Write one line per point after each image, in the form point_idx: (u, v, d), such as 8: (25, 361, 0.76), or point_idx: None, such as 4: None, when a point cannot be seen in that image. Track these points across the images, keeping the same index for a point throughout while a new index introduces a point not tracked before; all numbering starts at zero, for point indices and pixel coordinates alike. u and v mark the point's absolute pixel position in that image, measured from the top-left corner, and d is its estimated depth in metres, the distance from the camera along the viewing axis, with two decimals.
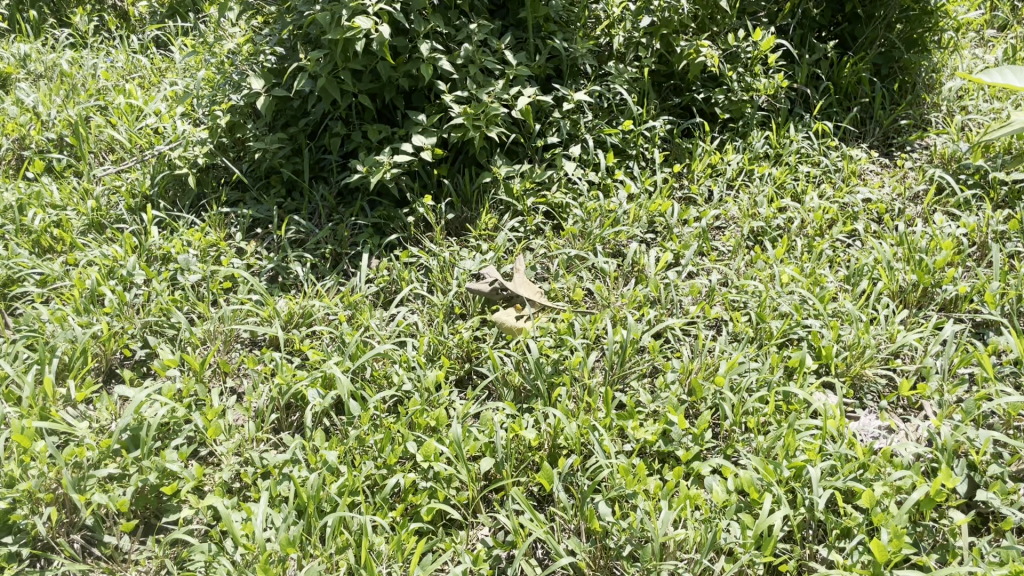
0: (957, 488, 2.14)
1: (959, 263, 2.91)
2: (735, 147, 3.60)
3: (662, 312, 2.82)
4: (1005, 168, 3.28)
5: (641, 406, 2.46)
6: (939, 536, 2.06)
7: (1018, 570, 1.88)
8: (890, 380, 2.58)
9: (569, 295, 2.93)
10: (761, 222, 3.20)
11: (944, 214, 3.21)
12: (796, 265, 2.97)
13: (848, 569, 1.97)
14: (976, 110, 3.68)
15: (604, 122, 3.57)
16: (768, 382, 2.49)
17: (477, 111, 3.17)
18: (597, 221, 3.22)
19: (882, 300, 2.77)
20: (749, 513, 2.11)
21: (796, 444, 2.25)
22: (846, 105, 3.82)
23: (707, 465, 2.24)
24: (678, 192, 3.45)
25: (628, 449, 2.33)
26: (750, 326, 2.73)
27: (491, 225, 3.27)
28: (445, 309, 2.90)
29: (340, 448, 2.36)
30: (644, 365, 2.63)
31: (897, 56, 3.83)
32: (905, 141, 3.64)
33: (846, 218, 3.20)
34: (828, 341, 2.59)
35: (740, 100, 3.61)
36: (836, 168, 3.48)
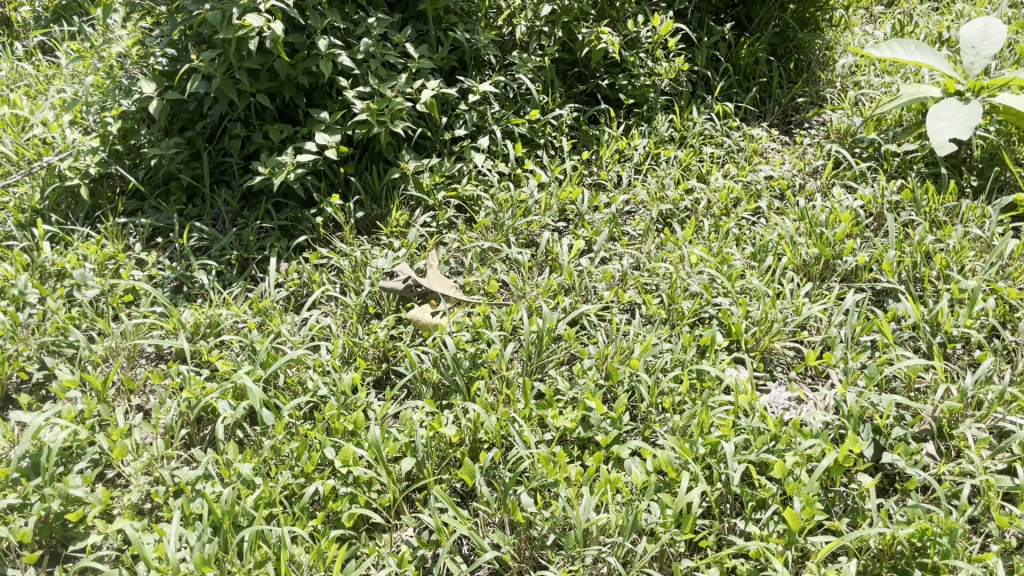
0: (864, 452, 2.21)
1: (857, 234, 3.01)
2: (641, 132, 3.65)
3: (576, 299, 2.83)
4: (896, 140, 3.39)
5: (560, 394, 2.47)
6: (849, 500, 2.13)
7: (924, 528, 1.95)
8: (798, 352, 2.66)
9: (484, 288, 2.91)
10: (669, 204, 3.25)
11: (842, 186, 3.31)
12: (703, 245, 3.03)
13: (765, 540, 2.01)
14: (868, 85, 3.80)
15: (511, 112, 3.56)
16: (682, 361, 2.53)
17: (381, 106, 3.14)
18: (508, 212, 3.21)
19: (787, 274, 2.85)
20: (668, 492, 2.14)
21: (710, 421, 2.28)
22: (746, 86, 3.91)
23: (626, 448, 2.27)
24: (588, 178, 3.47)
25: (548, 438, 2.34)
26: (663, 307, 2.77)
27: (403, 221, 3.22)
28: (359, 309, 2.84)
29: (255, 460, 2.29)
30: (561, 353, 2.63)
31: (792, 36, 3.95)
32: (803, 119, 3.75)
33: (749, 196, 3.28)
34: (737, 317, 2.66)
35: (644, 85, 3.66)
36: (738, 148, 3.56)
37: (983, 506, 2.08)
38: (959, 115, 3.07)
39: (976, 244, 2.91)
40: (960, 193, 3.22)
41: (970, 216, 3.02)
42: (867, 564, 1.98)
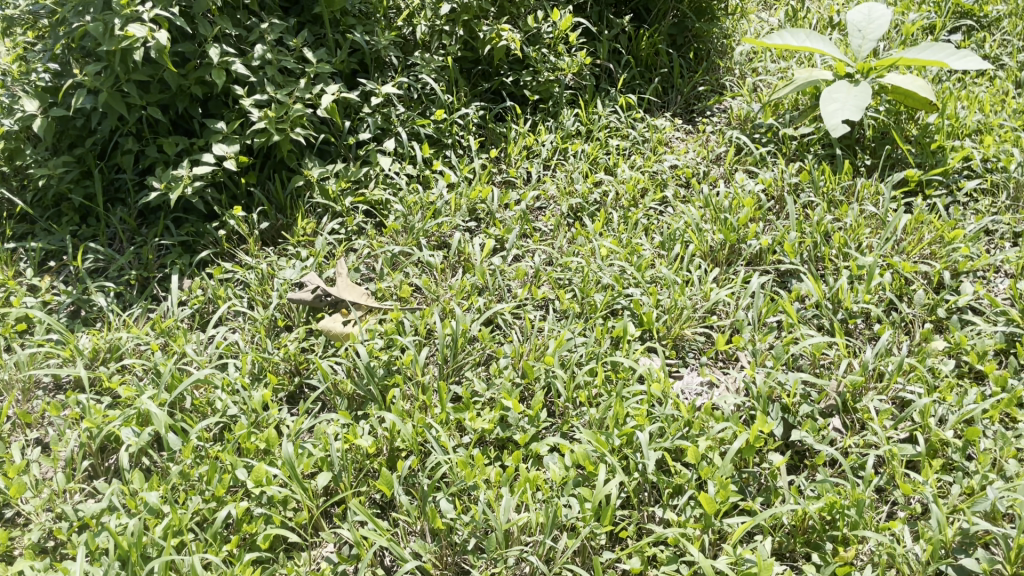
0: (774, 431, 2.26)
1: (760, 218, 3.08)
2: (548, 127, 3.66)
3: (490, 299, 2.81)
4: (793, 124, 3.49)
5: (477, 396, 2.44)
6: (762, 480, 2.18)
7: (832, 501, 2.01)
8: (709, 338, 2.71)
9: (396, 293, 2.85)
10: (578, 198, 3.27)
11: (744, 172, 3.38)
12: (613, 237, 3.06)
13: (683, 525, 2.04)
14: (765, 72, 3.89)
15: (416, 113, 3.51)
16: (596, 354, 2.55)
17: (280, 113, 3.06)
18: (418, 215, 3.16)
19: (695, 261, 2.90)
20: (587, 486, 2.14)
21: (625, 412, 2.30)
22: (648, 77, 3.96)
23: (545, 445, 2.26)
24: (497, 176, 3.46)
25: (466, 441, 2.31)
26: (576, 301, 2.78)
27: (310, 230, 3.14)
28: (267, 323, 2.76)
29: (163, 487, 2.21)
30: (477, 354, 2.60)
31: (690, 25, 4.02)
32: (705, 107, 3.82)
33: (656, 186, 3.33)
34: (648, 307, 2.69)
35: (548, 81, 3.66)
36: (644, 139, 3.60)
37: (888, 475, 2.15)
38: (850, 97, 3.17)
39: (872, 221, 3.01)
40: (855, 171, 3.32)
41: (865, 194, 3.12)
42: (781, 541, 2.02)
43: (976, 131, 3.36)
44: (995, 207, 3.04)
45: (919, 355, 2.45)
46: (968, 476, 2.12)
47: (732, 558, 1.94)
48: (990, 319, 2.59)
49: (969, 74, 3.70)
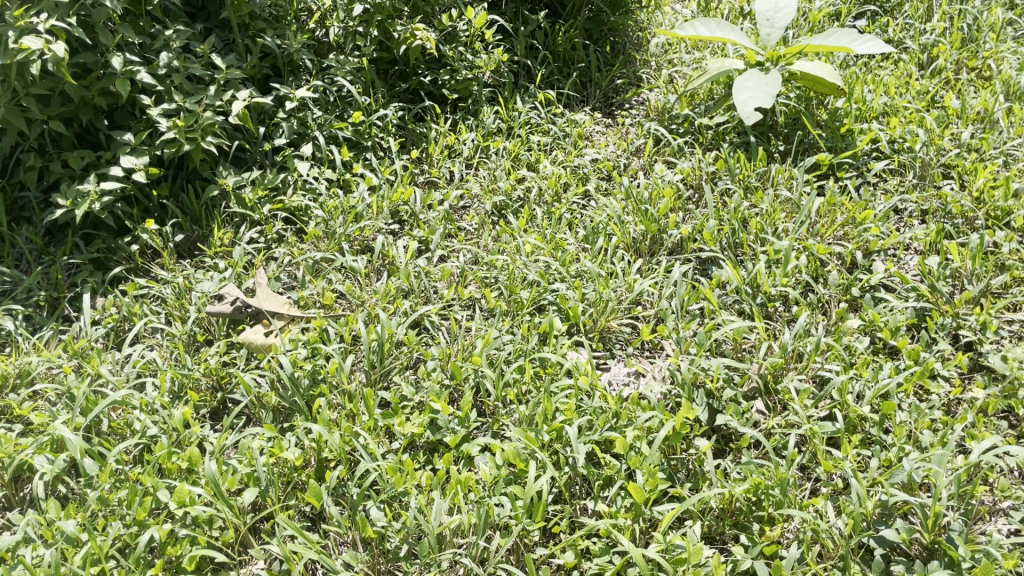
0: (699, 417, 2.30)
1: (679, 208, 3.13)
2: (468, 126, 3.64)
3: (416, 301, 2.77)
4: (708, 114, 3.55)
5: (405, 400, 2.39)
6: (690, 466, 2.21)
7: (757, 482, 2.05)
8: (634, 328, 2.73)
9: (319, 300, 2.79)
10: (502, 196, 3.26)
11: (663, 162, 3.43)
12: (538, 233, 3.07)
13: (614, 516, 2.05)
14: (680, 63, 3.96)
15: (333, 116, 3.46)
16: (524, 351, 2.54)
17: (189, 122, 2.97)
18: (339, 219, 3.11)
19: (618, 254, 2.94)
20: (518, 484, 2.13)
21: (554, 407, 2.30)
22: (566, 72, 3.98)
23: (475, 445, 2.24)
24: (419, 177, 3.42)
25: (395, 447, 2.27)
26: (502, 299, 2.77)
27: (227, 240, 3.06)
28: (186, 338, 2.68)
29: (81, 515, 2.13)
30: (404, 357, 2.55)
31: (605, 19, 4.05)
32: (623, 100, 3.86)
33: (578, 180, 3.35)
34: (574, 301, 2.70)
35: (466, 79, 3.64)
36: (564, 135, 3.62)
37: (810, 453, 2.21)
38: (761, 85, 3.24)
39: (786, 205, 3.08)
40: (769, 157, 3.39)
41: (780, 179, 3.20)
42: (711, 524, 2.06)
43: (883, 113, 3.46)
44: (903, 186, 3.14)
45: (835, 334, 2.52)
46: (886, 449, 2.19)
47: (663, 545, 1.96)
48: (901, 296, 2.68)
49: (874, 58, 3.81)
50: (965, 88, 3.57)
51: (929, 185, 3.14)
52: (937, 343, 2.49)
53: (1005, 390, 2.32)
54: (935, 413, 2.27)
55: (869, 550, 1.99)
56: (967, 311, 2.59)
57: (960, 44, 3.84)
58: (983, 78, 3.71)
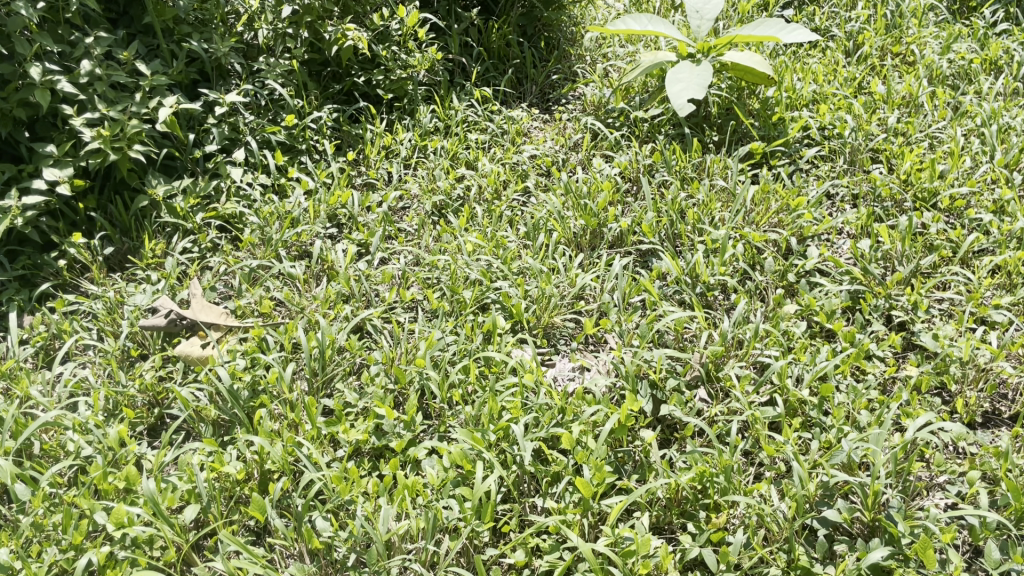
0: (644, 409, 2.31)
1: (618, 201, 3.15)
2: (404, 126, 3.61)
3: (358, 306, 2.73)
4: (643, 107, 3.58)
5: (349, 407, 2.35)
6: (637, 457, 2.22)
7: (702, 471, 2.08)
8: (578, 323, 2.74)
9: (257, 309, 2.73)
10: (442, 195, 3.24)
11: (601, 156, 3.45)
12: (479, 232, 3.05)
13: (563, 512, 2.05)
14: (614, 57, 3.98)
15: (265, 120, 3.39)
16: (468, 351, 2.52)
17: (114, 131, 2.89)
18: (275, 225, 3.05)
19: (559, 249, 2.94)
20: (466, 485, 2.12)
21: (500, 406, 2.28)
22: (502, 69, 3.98)
23: (422, 449, 2.21)
24: (357, 179, 3.38)
25: (340, 455, 2.23)
26: (445, 300, 2.74)
27: (160, 251, 2.98)
28: (119, 354, 2.60)
29: (13, 542, 2.05)
30: (347, 363, 2.51)
31: (538, 15, 4.05)
32: (560, 95, 3.87)
33: (517, 177, 3.35)
34: (517, 298, 2.70)
35: (400, 78, 3.61)
36: (502, 132, 3.61)
37: (753, 438, 2.24)
38: (693, 77, 3.27)
39: (722, 194, 3.13)
40: (704, 148, 3.43)
41: (715, 169, 3.24)
42: (658, 515, 2.07)
43: (813, 101, 3.52)
44: (834, 172, 3.20)
45: (773, 320, 2.56)
46: (825, 430, 2.23)
47: (612, 538, 1.96)
48: (836, 280, 2.73)
49: (802, 47, 3.88)
50: (890, 73, 3.66)
51: (859, 170, 3.21)
52: (871, 324, 2.55)
53: (938, 367, 2.38)
54: (872, 393, 2.32)
55: (813, 531, 2.03)
56: (898, 293, 2.65)
57: (884, 31, 3.93)
58: (907, 63, 3.81)
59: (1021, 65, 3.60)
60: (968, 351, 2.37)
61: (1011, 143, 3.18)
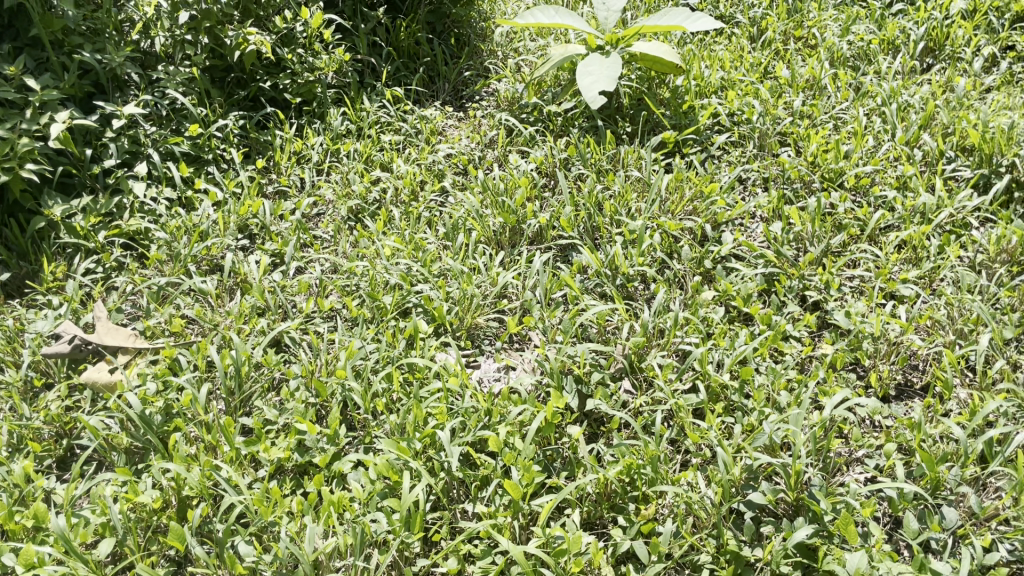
0: (569, 405, 2.31)
1: (535, 197, 3.14)
2: (315, 130, 3.53)
3: (274, 319, 2.65)
4: (555, 101, 3.58)
5: (269, 424, 2.28)
6: (565, 454, 2.21)
7: (630, 463, 2.08)
8: (502, 322, 2.72)
9: (168, 328, 2.63)
10: (357, 200, 3.17)
11: (517, 152, 3.43)
12: (397, 235, 3.00)
13: (493, 516, 2.02)
14: (525, 51, 3.97)
15: (167, 131, 3.27)
16: (391, 358, 2.47)
17: (3, 150, 2.74)
18: (184, 240, 2.94)
19: (479, 248, 2.92)
20: (394, 496, 2.07)
21: (425, 413, 2.24)
22: (413, 67, 3.93)
23: (347, 462, 2.16)
24: (268, 187, 3.28)
25: (262, 475, 2.16)
26: (365, 307, 2.68)
27: (61, 274, 2.85)
28: (21, 385, 2.46)
29: None
30: (265, 379, 2.43)
31: (447, 12, 4.02)
32: (473, 92, 3.84)
33: (433, 177, 3.30)
34: (439, 301, 2.66)
35: (308, 82, 3.53)
36: (416, 132, 3.56)
37: (678, 427, 2.27)
38: (603, 69, 3.28)
39: (637, 185, 3.16)
40: (618, 140, 3.46)
41: (629, 160, 3.27)
42: (589, 510, 2.07)
43: (721, 88, 3.58)
44: (745, 157, 3.26)
45: (692, 308, 2.59)
46: (747, 414, 2.27)
47: (543, 539, 1.95)
48: (750, 263, 2.78)
49: (708, 35, 3.94)
50: (793, 57, 3.74)
51: (768, 154, 3.27)
52: (787, 305, 2.60)
53: (851, 343, 2.44)
54: (790, 373, 2.36)
55: (740, 515, 2.06)
56: (811, 273, 2.71)
57: (786, 16, 4.01)
58: (810, 46, 3.90)
59: (916, 44, 3.71)
60: (880, 327, 2.44)
61: (910, 120, 3.28)
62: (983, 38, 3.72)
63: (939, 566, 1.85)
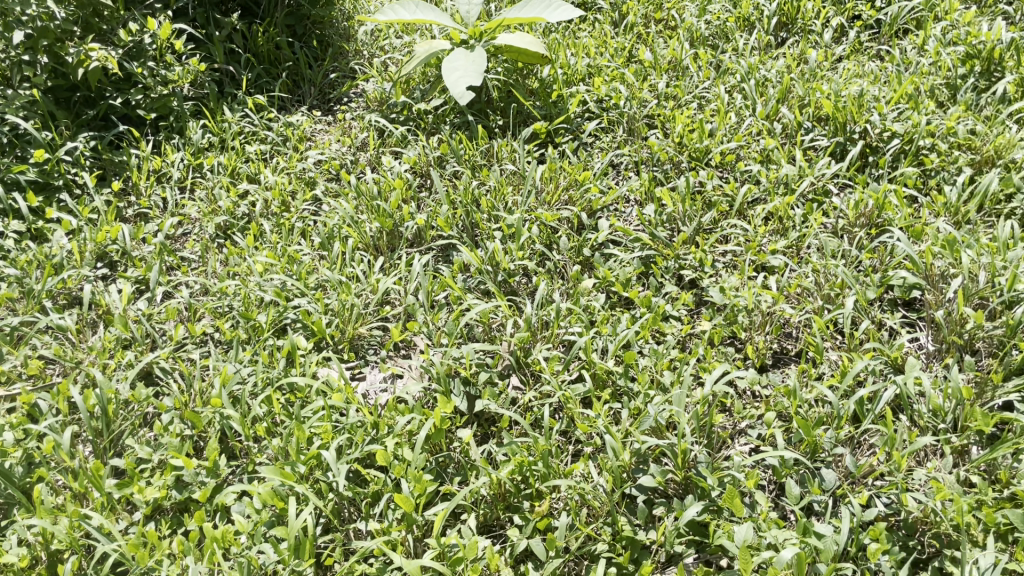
0: (459, 407, 2.29)
1: (411, 198, 3.09)
2: (174, 146, 3.35)
3: (141, 350, 2.51)
4: (425, 99, 3.53)
5: (142, 463, 2.16)
6: (457, 459, 2.18)
7: (520, 461, 2.07)
8: (386, 330, 2.66)
9: (25, 372, 2.46)
10: (225, 215, 3.04)
11: (390, 153, 3.36)
12: (269, 249, 2.88)
13: (386, 531, 1.98)
14: (392, 49, 3.90)
15: (10, 159, 3.06)
16: (270, 380, 2.37)
17: None
18: (36, 274, 2.74)
19: (357, 256, 2.84)
20: (281, 524, 2.00)
21: (308, 433, 2.16)
22: (275, 73, 3.79)
23: (229, 494, 2.07)
24: (128, 210, 3.11)
25: (138, 518, 2.05)
26: (239, 328, 2.57)
27: None
28: None
29: None
30: (136, 416, 2.30)
31: (306, 13, 3.90)
32: (340, 94, 3.74)
33: (304, 185, 3.19)
34: (317, 315, 2.58)
35: (162, 96, 3.36)
36: (283, 139, 3.44)
37: (568, 418, 2.27)
38: (469, 64, 3.25)
39: (513, 178, 3.15)
40: (491, 133, 3.45)
41: (503, 153, 3.26)
42: (485, 513, 2.05)
43: (588, 74, 3.61)
44: (616, 142, 3.30)
45: (574, 298, 2.60)
46: (633, 397, 2.29)
47: (438, 550, 1.92)
48: (628, 248, 2.82)
49: (572, 23, 3.98)
50: (655, 40, 3.81)
51: (637, 137, 3.32)
52: (665, 286, 2.64)
53: (728, 318, 2.51)
54: (671, 353, 2.40)
55: (633, 499, 2.08)
56: (686, 252, 2.77)
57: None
58: (670, 28, 3.98)
59: (770, 19, 3.83)
60: (752, 299, 2.51)
61: (769, 95, 3.39)
62: (831, 10, 3.88)
63: (822, 528, 1.92)
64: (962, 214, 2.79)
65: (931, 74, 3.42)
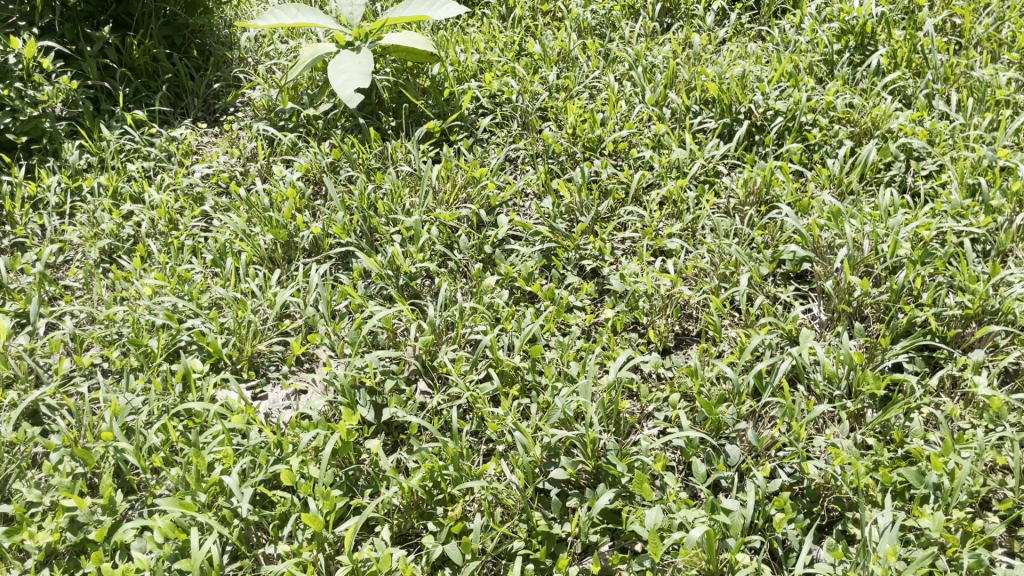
0: (365, 418, 2.25)
1: (304, 206, 3.02)
2: (49, 169, 3.19)
3: (25, 388, 2.37)
4: (313, 104, 3.45)
5: (32, 507, 2.05)
6: (367, 470, 2.15)
7: (430, 467, 2.05)
8: (287, 344, 2.59)
9: None
10: (109, 238, 2.91)
11: (281, 161, 3.28)
12: (158, 270, 2.77)
13: (297, 553, 1.93)
14: (277, 54, 3.81)
15: None
16: (166, 407, 2.28)
17: None
18: None
19: (251, 270, 2.76)
20: (186, 556, 1.93)
21: (209, 459, 2.09)
22: (154, 86, 3.64)
23: (128, 530, 1.98)
24: (2, 241, 2.94)
25: (30, 566, 1.94)
26: (130, 355, 2.46)
27: None
28: None
29: None
30: (22, 458, 2.17)
31: (183, 22, 3.71)
32: (226, 105, 3.64)
33: (192, 201, 3.08)
34: (213, 335, 2.49)
35: (33, 118, 3.18)
36: (167, 155, 3.31)
37: (477, 418, 2.26)
38: (355, 66, 3.19)
39: (409, 179, 3.11)
40: (384, 135, 3.40)
41: (398, 154, 3.22)
42: (398, 523, 2.02)
43: (479, 70, 3.59)
44: (510, 137, 3.29)
45: (477, 296, 2.59)
46: (541, 391, 2.29)
47: (351, 566, 1.88)
48: (528, 242, 2.83)
49: (459, 19, 3.95)
50: (543, 32, 3.82)
51: (532, 131, 3.32)
52: (567, 278, 2.66)
53: (629, 304, 2.54)
54: (576, 344, 2.42)
55: (546, 493, 2.09)
56: (585, 242, 2.79)
57: None
58: (557, 19, 3.99)
59: (654, 6, 3.88)
60: (651, 284, 2.55)
61: (656, 81, 3.44)
62: None
63: (729, 503, 1.96)
64: (845, 185, 2.89)
65: (809, 51, 3.53)
